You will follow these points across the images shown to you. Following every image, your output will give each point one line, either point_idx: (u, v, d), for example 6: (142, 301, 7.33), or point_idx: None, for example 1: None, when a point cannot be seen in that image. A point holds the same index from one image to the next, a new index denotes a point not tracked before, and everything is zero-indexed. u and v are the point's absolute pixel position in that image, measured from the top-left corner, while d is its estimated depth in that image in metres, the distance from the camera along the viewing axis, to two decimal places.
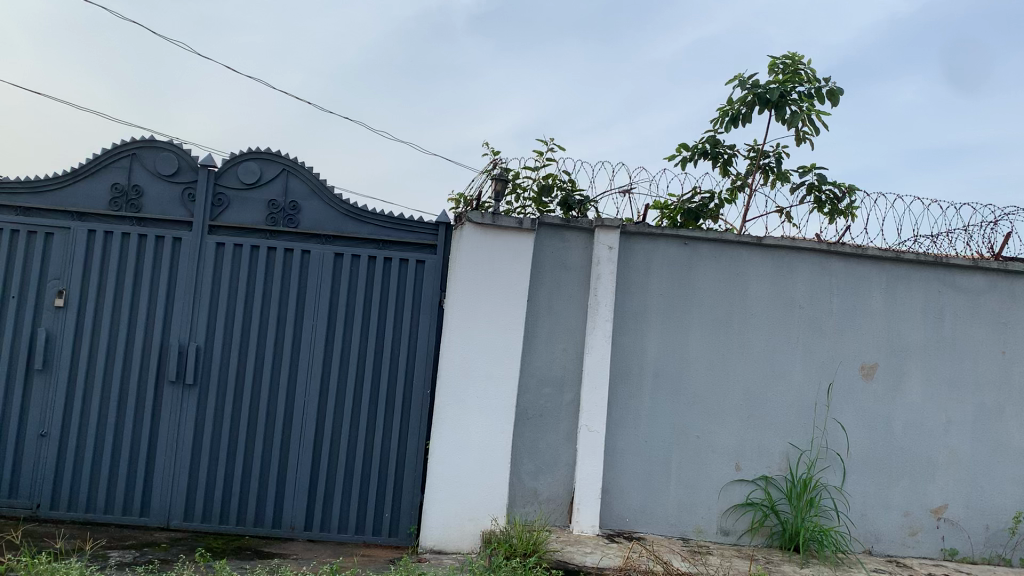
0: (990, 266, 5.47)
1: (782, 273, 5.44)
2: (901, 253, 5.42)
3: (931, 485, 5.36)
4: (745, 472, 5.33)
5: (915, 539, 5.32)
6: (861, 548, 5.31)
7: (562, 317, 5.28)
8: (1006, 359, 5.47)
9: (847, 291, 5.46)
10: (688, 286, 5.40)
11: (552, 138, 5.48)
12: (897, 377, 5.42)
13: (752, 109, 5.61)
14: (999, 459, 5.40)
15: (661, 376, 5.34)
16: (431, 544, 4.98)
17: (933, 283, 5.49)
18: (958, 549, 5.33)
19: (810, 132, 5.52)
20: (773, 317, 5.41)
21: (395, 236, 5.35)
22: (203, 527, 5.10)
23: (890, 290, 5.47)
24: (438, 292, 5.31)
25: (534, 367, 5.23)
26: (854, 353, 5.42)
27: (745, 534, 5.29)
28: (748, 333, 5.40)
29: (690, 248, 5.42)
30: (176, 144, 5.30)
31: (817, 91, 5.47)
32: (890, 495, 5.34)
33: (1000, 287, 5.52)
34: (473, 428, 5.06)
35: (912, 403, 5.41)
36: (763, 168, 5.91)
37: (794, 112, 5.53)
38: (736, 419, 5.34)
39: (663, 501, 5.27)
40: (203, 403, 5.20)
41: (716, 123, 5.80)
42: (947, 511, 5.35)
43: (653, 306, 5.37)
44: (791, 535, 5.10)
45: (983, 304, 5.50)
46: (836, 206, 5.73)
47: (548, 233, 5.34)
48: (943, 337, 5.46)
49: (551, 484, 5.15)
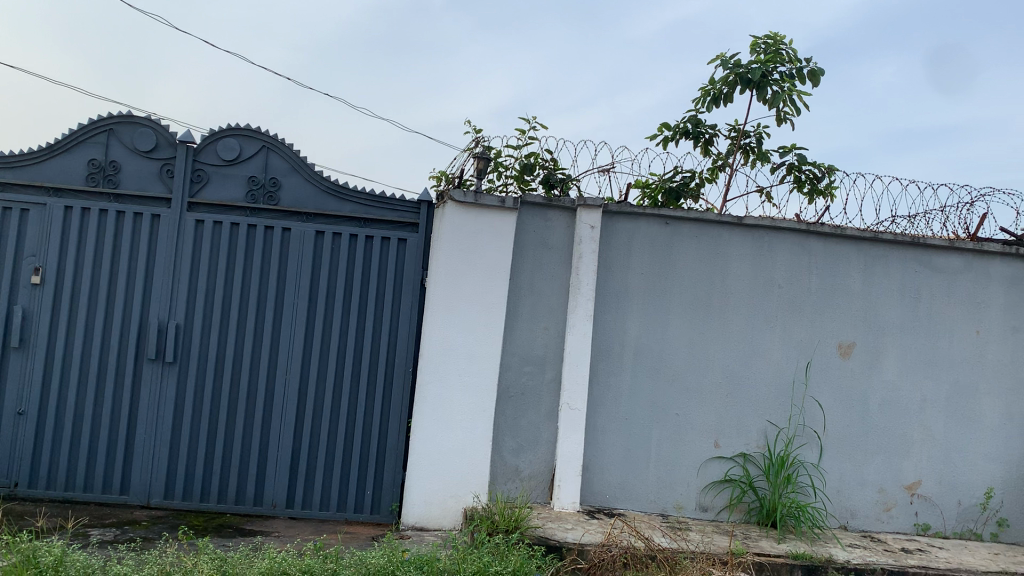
0: (966, 246, 5.54)
1: (761, 252, 5.48)
2: (878, 233, 5.48)
3: (904, 461, 5.46)
4: (724, 449, 5.39)
5: (889, 515, 5.42)
6: (836, 523, 5.41)
7: (544, 296, 5.29)
8: (981, 338, 5.55)
9: (826, 271, 5.51)
10: (668, 265, 5.43)
11: (534, 116, 5.48)
12: (873, 355, 5.50)
13: (733, 89, 5.63)
14: (971, 435, 5.50)
15: (641, 354, 5.38)
16: (412, 521, 5.01)
17: (910, 263, 5.55)
18: (931, 524, 5.44)
19: (792, 112, 5.55)
20: (753, 296, 5.46)
21: (376, 214, 5.33)
22: (184, 505, 5.11)
23: (868, 269, 5.53)
24: (420, 271, 5.30)
25: (516, 346, 5.24)
26: (831, 332, 5.49)
27: (723, 510, 5.36)
28: (728, 312, 5.44)
29: (671, 227, 5.45)
30: (154, 119, 5.24)
31: (798, 71, 5.50)
32: (865, 471, 5.43)
33: (976, 266, 5.58)
34: (455, 406, 5.08)
35: (887, 381, 5.49)
36: (744, 148, 5.94)
37: (776, 92, 5.55)
38: (715, 396, 5.41)
39: (642, 478, 5.33)
40: (183, 381, 5.19)
41: (697, 102, 5.81)
42: (920, 487, 5.45)
43: (634, 285, 5.40)
44: (769, 511, 5.20)
45: (959, 284, 5.57)
46: (815, 186, 5.78)
47: (530, 211, 5.34)
48: (919, 316, 5.53)
49: (532, 461, 5.20)
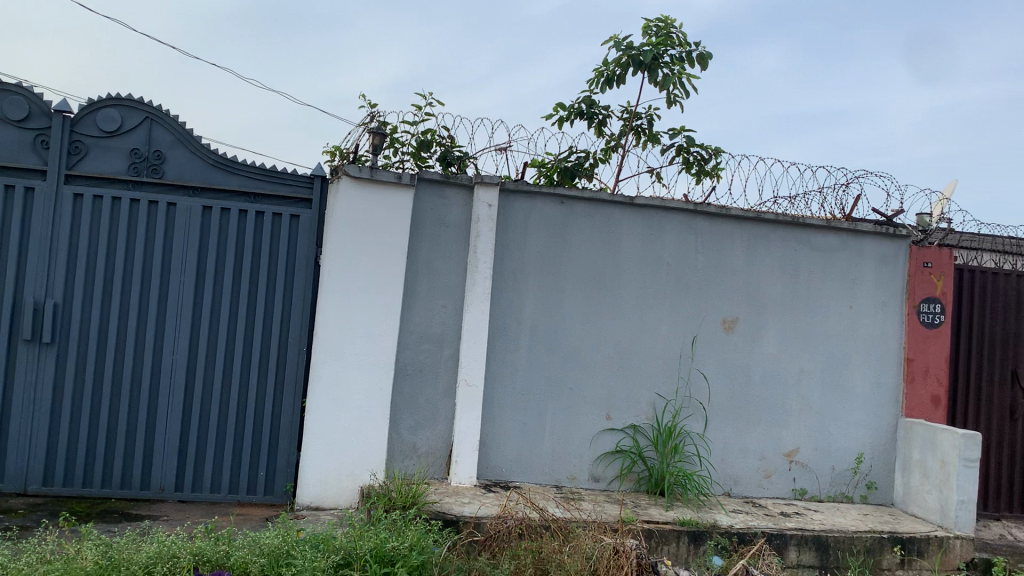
0: (841, 226, 5.85)
1: (652, 230, 5.65)
2: (761, 214, 5.73)
3: (783, 430, 5.75)
4: (616, 422, 5.55)
5: (769, 480, 5.71)
6: (720, 491, 5.66)
7: (440, 274, 5.30)
8: (853, 313, 5.89)
9: (712, 249, 5.72)
10: (563, 243, 5.52)
11: (429, 93, 5.46)
12: (755, 330, 5.76)
13: (626, 70, 5.75)
14: (844, 404, 5.84)
15: (537, 331, 5.47)
16: (308, 501, 4.96)
17: (790, 242, 5.83)
18: (807, 489, 5.76)
19: (681, 95, 5.71)
20: (643, 274, 5.62)
21: (268, 189, 5.21)
22: (64, 492, 4.90)
23: (751, 248, 5.77)
24: (313, 248, 5.22)
25: (413, 324, 5.24)
26: (717, 308, 5.71)
27: (614, 480, 5.53)
28: (620, 289, 5.59)
29: (566, 206, 5.53)
30: (26, 86, 4.95)
31: (687, 55, 5.66)
32: (747, 440, 5.70)
33: (849, 246, 5.91)
34: (351, 385, 5.04)
35: (768, 355, 5.76)
36: (636, 130, 6.09)
37: (666, 75, 5.70)
38: (607, 371, 5.55)
39: (538, 452, 5.44)
40: (62, 362, 4.96)
41: (592, 83, 5.91)
42: (798, 454, 5.76)
43: (530, 263, 5.48)
44: (657, 479, 5.37)
45: (834, 262, 5.88)
46: (703, 167, 5.98)
47: (427, 188, 5.32)
48: (798, 292, 5.82)
49: (429, 438, 5.22)
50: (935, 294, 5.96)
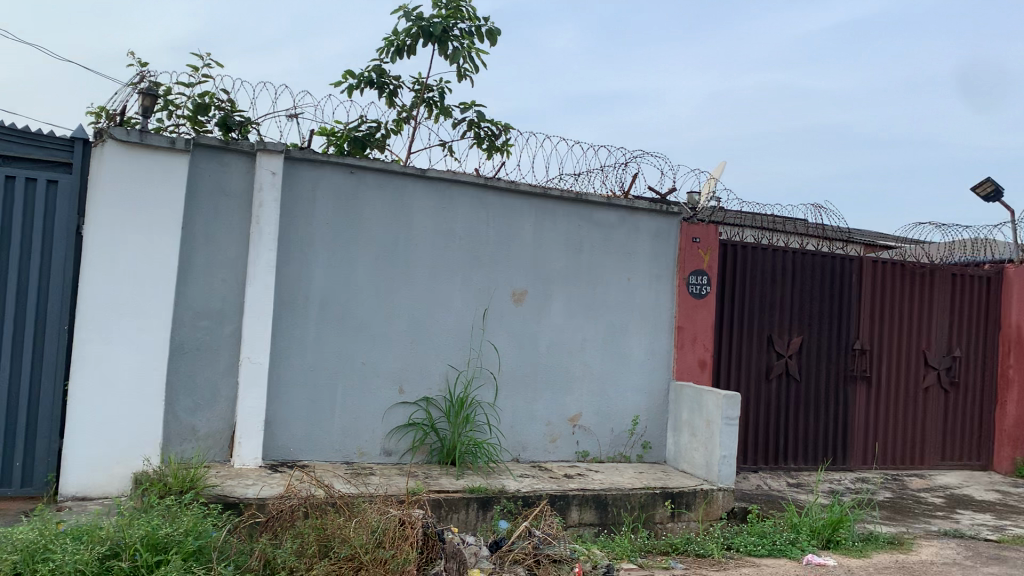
0: (620, 202, 6.17)
1: (443, 203, 5.67)
2: (547, 189, 5.92)
3: (568, 396, 6.02)
4: (407, 395, 5.57)
5: (555, 445, 5.97)
6: (509, 457, 5.85)
7: (221, 246, 5.05)
8: (631, 285, 6.24)
9: (501, 223, 5.84)
10: (353, 216, 5.42)
11: (207, 53, 5.22)
12: (542, 301, 5.96)
13: (416, 42, 5.72)
14: (623, 370, 6.20)
15: (327, 304, 5.36)
16: (72, 491, 4.60)
17: (574, 218, 6.07)
18: (589, 451, 6.08)
19: (470, 69, 5.77)
20: (435, 246, 5.65)
21: (19, 152, 4.71)
22: None
23: (539, 222, 5.95)
24: (74, 217, 4.79)
25: (190, 299, 4.97)
26: (506, 280, 5.85)
27: (406, 453, 5.55)
28: (412, 261, 5.58)
29: (356, 176, 5.43)
30: None
31: (476, 29, 5.71)
32: (535, 407, 5.91)
33: (628, 222, 6.24)
34: (120, 365, 4.70)
35: (554, 325, 5.99)
36: (427, 102, 6.09)
37: (456, 48, 5.72)
38: (399, 344, 5.54)
39: (328, 428, 5.35)
40: None
41: (382, 52, 5.83)
42: (581, 419, 6.05)
43: (319, 236, 5.34)
44: (448, 450, 5.48)
45: (614, 237, 6.19)
46: (493, 143, 6.09)
47: (205, 155, 5.03)
48: (581, 265, 6.08)
49: (210, 419, 4.99)
50: (702, 267, 6.43)
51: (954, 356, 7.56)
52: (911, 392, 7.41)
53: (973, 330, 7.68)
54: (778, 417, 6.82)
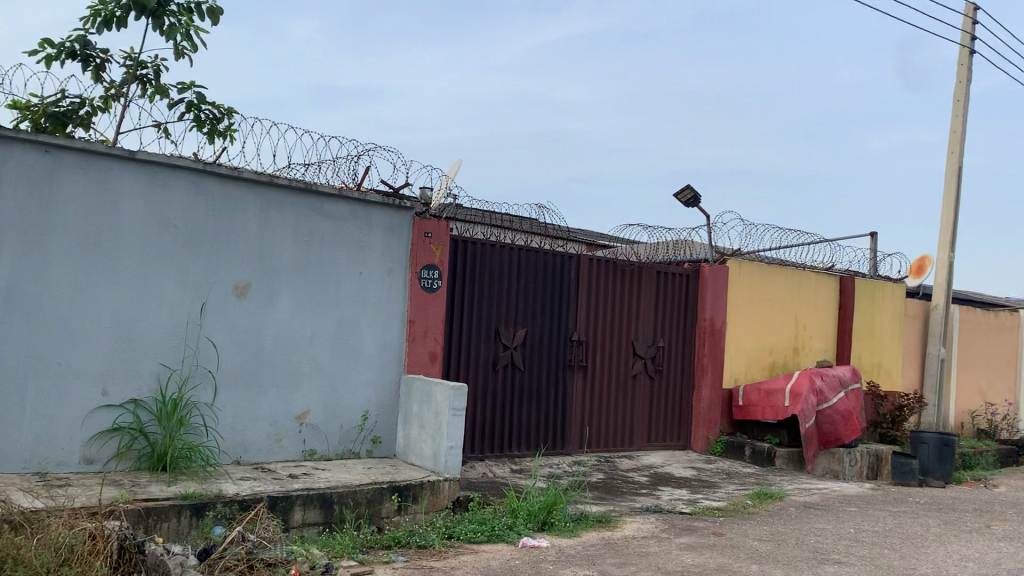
0: (351, 194, 6.07)
1: (156, 189, 5.26)
2: (273, 178, 5.70)
3: (294, 394, 5.84)
4: (112, 397, 5.11)
5: (279, 444, 5.77)
6: (229, 459, 5.57)
7: None
8: (362, 279, 6.17)
9: (223, 212, 5.53)
10: (48, 199, 4.88)
11: None
12: (267, 295, 5.73)
13: (127, 15, 5.28)
14: (352, 366, 6.12)
15: (13, 298, 4.78)
16: None
17: (303, 208, 5.88)
18: (316, 449, 5.94)
19: (189, 48, 5.43)
20: (146, 236, 5.23)
21: None
22: None
23: (264, 212, 5.70)
24: None
25: None
26: (227, 273, 5.55)
27: (110, 460, 5.10)
28: (119, 252, 5.13)
29: (52, 156, 4.88)
30: None
31: (196, 7, 5.38)
32: (257, 406, 5.68)
33: (359, 214, 6.15)
34: None
35: (279, 320, 5.78)
36: (141, 80, 5.64)
37: (173, 25, 5.36)
38: (102, 341, 5.07)
39: (14, 436, 4.78)
40: None
41: (87, 22, 5.34)
42: (308, 417, 5.90)
43: (4, 221, 4.75)
44: (159, 455, 5.09)
45: (345, 229, 6.08)
46: (216, 126, 5.78)
47: None
48: (310, 258, 5.92)
49: None
50: (433, 261, 6.52)
51: (658, 346, 8.29)
52: (622, 380, 8.02)
53: (675, 323, 8.46)
54: (503, 407, 7.11)
